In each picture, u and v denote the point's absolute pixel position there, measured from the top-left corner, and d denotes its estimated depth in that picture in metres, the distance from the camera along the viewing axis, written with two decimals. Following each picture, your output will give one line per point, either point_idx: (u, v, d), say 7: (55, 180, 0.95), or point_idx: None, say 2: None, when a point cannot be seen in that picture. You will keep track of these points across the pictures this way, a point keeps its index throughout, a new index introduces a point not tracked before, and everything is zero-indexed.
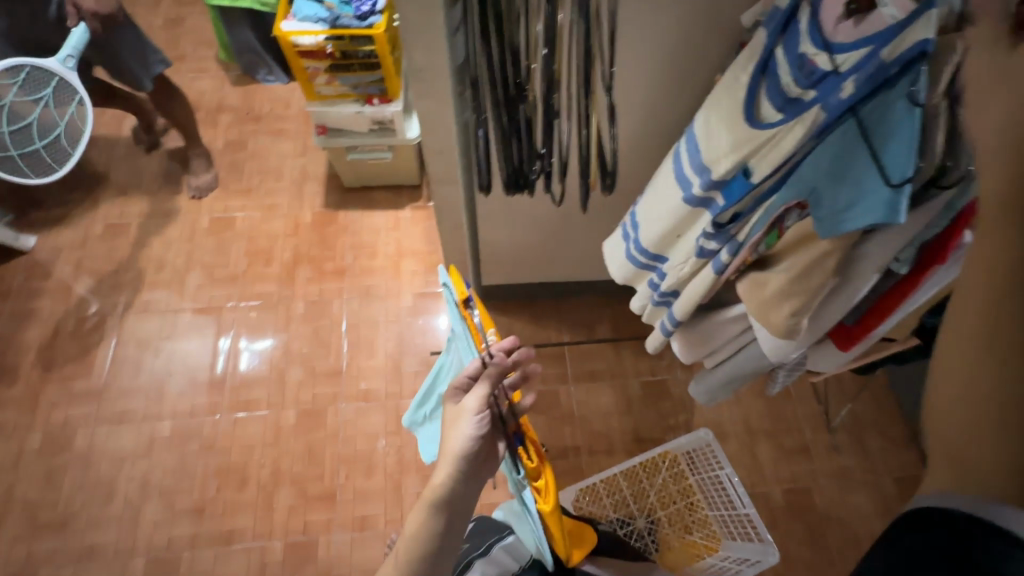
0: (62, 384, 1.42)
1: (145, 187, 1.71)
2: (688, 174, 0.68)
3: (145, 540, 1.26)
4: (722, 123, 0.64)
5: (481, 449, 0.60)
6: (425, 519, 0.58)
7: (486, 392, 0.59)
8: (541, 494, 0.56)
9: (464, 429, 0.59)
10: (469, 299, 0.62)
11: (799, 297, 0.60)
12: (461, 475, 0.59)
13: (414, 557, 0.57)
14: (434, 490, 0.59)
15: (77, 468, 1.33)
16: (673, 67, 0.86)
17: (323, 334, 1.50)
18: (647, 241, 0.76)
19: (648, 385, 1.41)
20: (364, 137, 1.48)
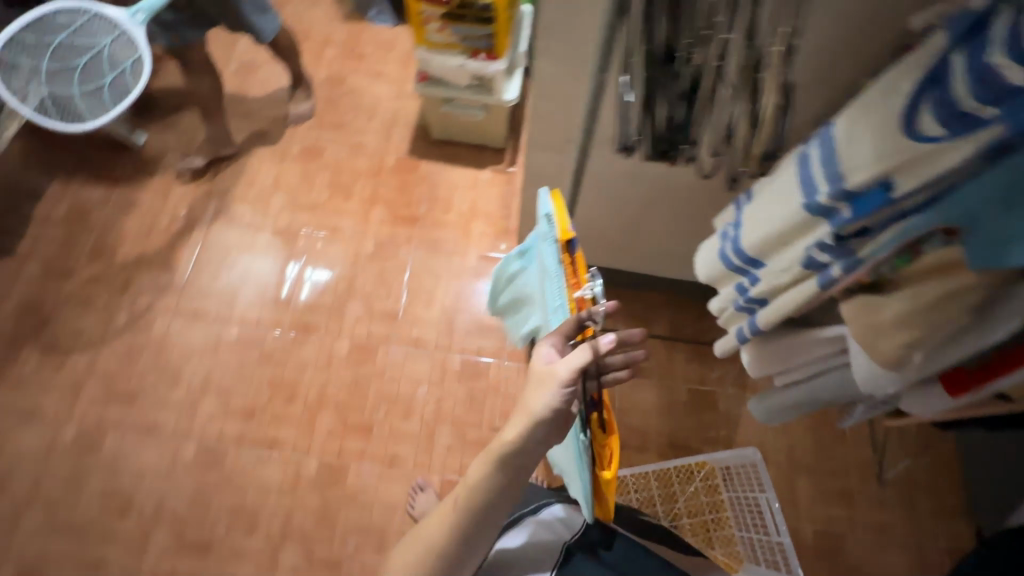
0: (149, 273, 1.53)
1: (248, 105, 1.79)
2: (816, 181, 0.64)
3: (199, 429, 1.36)
4: (870, 132, 0.59)
5: (558, 419, 0.59)
6: (489, 471, 0.60)
7: (582, 362, 0.57)
8: (603, 461, 0.62)
9: (547, 396, 0.58)
10: (571, 243, 0.67)
11: (919, 329, 0.56)
12: (533, 440, 0.59)
13: (475, 500, 0.60)
14: (502, 447, 0.60)
15: (151, 351, 1.44)
16: (828, 53, 0.79)
17: (386, 276, 1.55)
18: (745, 244, 0.73)
19: (695, 393, 1.37)
20: (461, 91, 1.48)
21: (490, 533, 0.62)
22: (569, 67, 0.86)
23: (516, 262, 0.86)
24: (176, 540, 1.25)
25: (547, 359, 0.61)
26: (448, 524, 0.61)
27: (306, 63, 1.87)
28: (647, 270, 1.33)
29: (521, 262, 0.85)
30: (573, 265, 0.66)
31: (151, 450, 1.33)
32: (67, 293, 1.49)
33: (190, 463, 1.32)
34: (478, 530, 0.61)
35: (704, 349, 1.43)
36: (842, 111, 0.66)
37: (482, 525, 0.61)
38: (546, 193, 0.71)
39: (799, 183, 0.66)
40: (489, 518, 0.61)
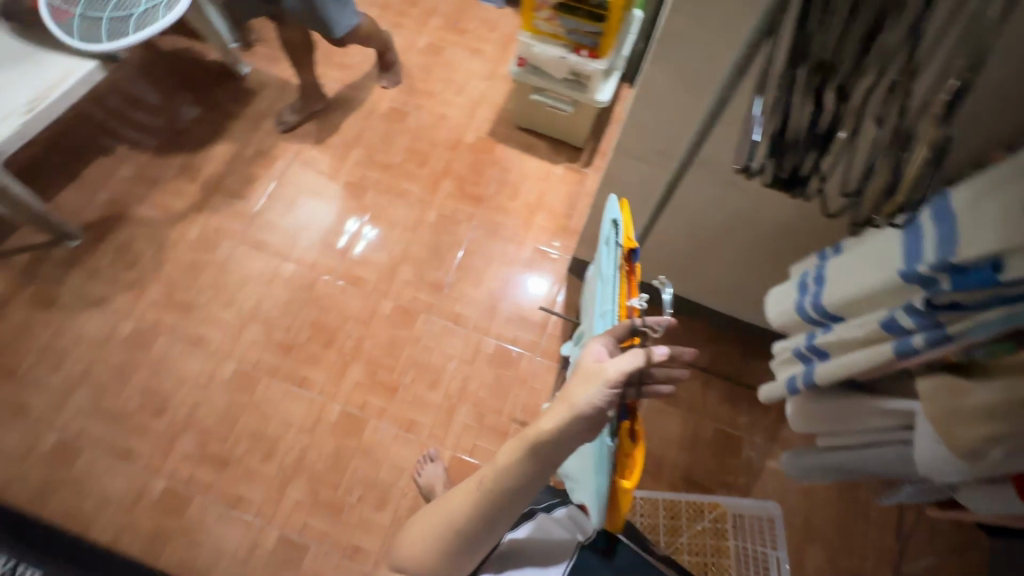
0: (225, 197, 1.61)
1: (347, 58, 1.85)
2: (923, 245, 0.60)
3: (240, 352, 1.43)
4: (993, 205, 0.55)
5: (599, 418, 0.56)
6: (522, 455, 0.59)
7: (631, 366, 0.55)
8: (626, 471, 0.63)
9: (593, 393, 0.55)
10: (633, 252, 0.70)
11: (1006, 422, 0.52)
12: (570, 433, 0.57)
13: (505, 482, 0.61)
14: (538, 435, 0.58)
15: (212, 270, 1.52)
16: (985, 102, 0.72)
17: (441, 248, 1.58)
18: (829, 298, 0.72)
19: (722, 433, 1.34)
20: (555, 83, 1.48)
21: (512, 514, 0.63)
22: (692, 76, 0.80)
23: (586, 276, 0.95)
24: (198, 449, 1.32)
25: (597, 357, 0.59)
26: (472, 499, 0.63)
27: (409, 28, 1.91)
28: (705, 295, 1.31)
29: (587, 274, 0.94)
30: (630, 274, 0.70)
31: (195, 361, 1.41)
32: (150, 200, 1.59)
33: (225, 381, 1.40)
34: (499, 510, 0.62)
35: (741, 392, 1.38)
36: (965, 180, 0.62)
37: (503, 506, 0.62)
38: (614, 201, 0.75)
39: (906, 246, 0.63)
40: (513, 501, 0.61)
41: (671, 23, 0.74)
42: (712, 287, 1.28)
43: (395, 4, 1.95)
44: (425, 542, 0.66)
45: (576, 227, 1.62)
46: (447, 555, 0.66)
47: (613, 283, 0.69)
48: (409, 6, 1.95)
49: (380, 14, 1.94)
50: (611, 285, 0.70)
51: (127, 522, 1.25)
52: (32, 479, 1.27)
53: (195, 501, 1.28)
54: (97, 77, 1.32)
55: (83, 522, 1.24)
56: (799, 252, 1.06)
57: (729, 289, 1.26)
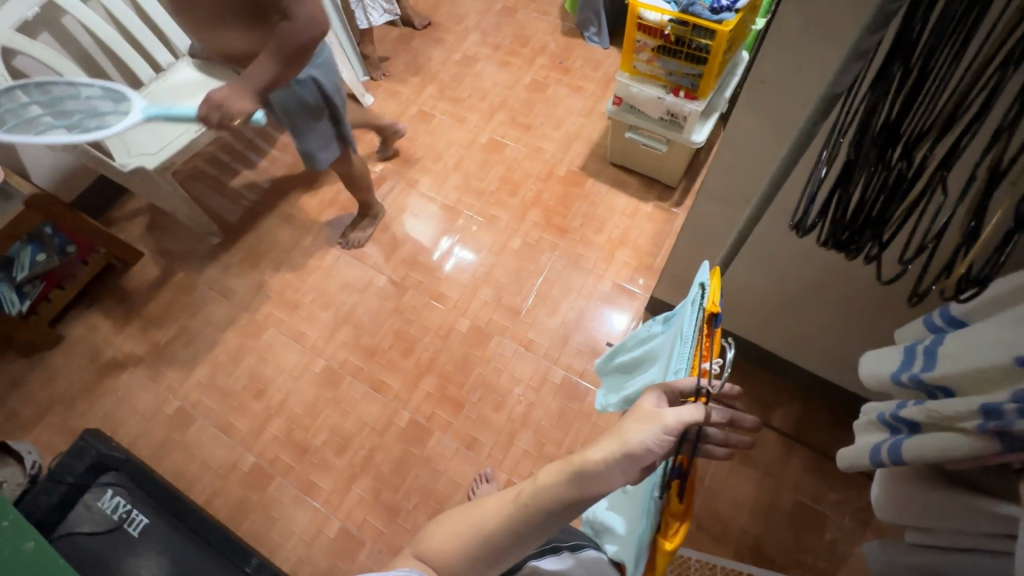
0: (338, 211, 1.81)
1: (457, 92, 2.00)
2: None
3: (331, 351, 1.57)
4: None
5: (648, 461, 0.55)
6: (564, 478, 0.59)
7: (691, 419, 0.53)
8: (669, 530, 0.60)
9: (645, 434, 0.54)
10: (714, 318, 0.61)
11: None
12: (615, 470, 0.56)
13: (542, 500, 0.60)
14: (583, 461, 0.57)
15: (318, 275, 1.70)
16: None
17: (522, 275, 1.62)
18: (920, 370, 0.61)
19: (802, 506, 1.21)
20: (651, 123, 1.49)
21: (544, 537, 0.62)
22: (775, 121, 0.78)
23: (655, 326, 0.89)
24: (285, 434, 1.47)
25: (655, 404, 0.57)
26: (507, 510, 0.62)
27: (518, 66, 2.03)
28: (792, 352, 1.23)
29: (659, 326, 0.88)
30: (710, 340, 0.63)
31: (293, 354, 1.58)
32: (277, 209, 1.82)
33: (315, 376, 1.54)
34: (531, 528, 0.61)
35: (829, 464, 1.25)
36: None
37: (536, 525, 0.60)
38: (707, 263, 0.67)
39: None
40: (547, 520, 0.60)
41: (759, 71, 0.73)
42: (798, 341, 1.19)
43: (506, 45, 2.09)
44: (455, 539, 0.65)
45: (660, 266, 1.59)
46: (471, 560, 0.64)
47: (692, 348, 0.65)
48: (519, 46, 2.08)
49: (492, 53, 2.08)
50: (689, 351, 0.65)
51: (220, 489, 1.41)
52: (156, 437, 1.49)
53: (275, 481, 1.41)
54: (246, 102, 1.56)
55: (187, 481, 1.43)
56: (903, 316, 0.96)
57: (820, 347, 1.16)
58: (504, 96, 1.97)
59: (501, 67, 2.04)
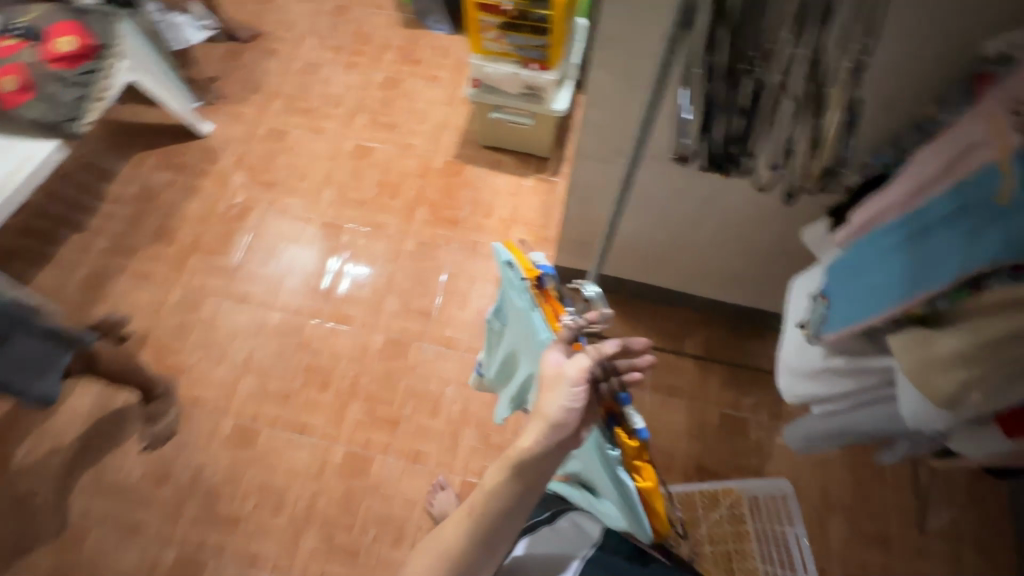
0: (205, 256, 1.62)
1: (307, 103, 1.87)
2: (887, 260, 0.66)
3: (237, 408, 1.42)
4: (857, 265, 0.70)
5: (572, 421, 0.60)
6: (506, 476, 0.62)
7: (589, 363, 0.59)
8: (642, 472, 0.63)
9: (561, 396, 0.59)
10: (540, 280, 0.70)
11: (920, 385, 0.62)
12: (549, 445, 0.60)
13: (492, 506, 0.62)
14: (518, 452, 0.61)
15: (200, 329, 1.52)
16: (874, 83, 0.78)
17: (424, 276, 1.58)
18: (788, 309, 0.89)
19: (728, 417, 1.33)
20: (512, 99, 1.52)
21: (506, 538, 0.64)
22: (630, 74, 0.84)
23: (494, 327, 0.94)
24: (206, 512, 1.31)
25: (556, 362, 0.61)
26: (461, 529, 0.62)
27: (365, 66, 1.95)
28: (686, 285, 1.35)
29: (495, 324, 0.93)
30: (549, 303, 0.70)
31: (192, 422, 1.40)
32: (129, 268, 1.60)
33: (225, 439, 1.38)
34: (492, 536, 0.62)
35: (740, 374, 1.38)
36: (865, 210, 0.74)
37: (496, 529, 0.62)
38: (499, 244, 0.74)
39: (879, 256, 0.67)
40: (507, 522, 0.63)
41: (608, 26, 0.77)
42: (691, 272, 1.30)
43: (347, 45, 1.99)
44: None
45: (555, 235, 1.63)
46: None
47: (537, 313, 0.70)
48: (361, 44, 1.99)
49: (333, 56, 1.97)
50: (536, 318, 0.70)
51: None
52: (42, 567, 1.25)
53: (209, 567, 1.25)
54: (60, 155, 1.40)
55: None
56: (773, 223, 1.08)
57: (709, 274, 1.28)
58: (359, 98, 1.88)
59: (347, 69, 1.94)
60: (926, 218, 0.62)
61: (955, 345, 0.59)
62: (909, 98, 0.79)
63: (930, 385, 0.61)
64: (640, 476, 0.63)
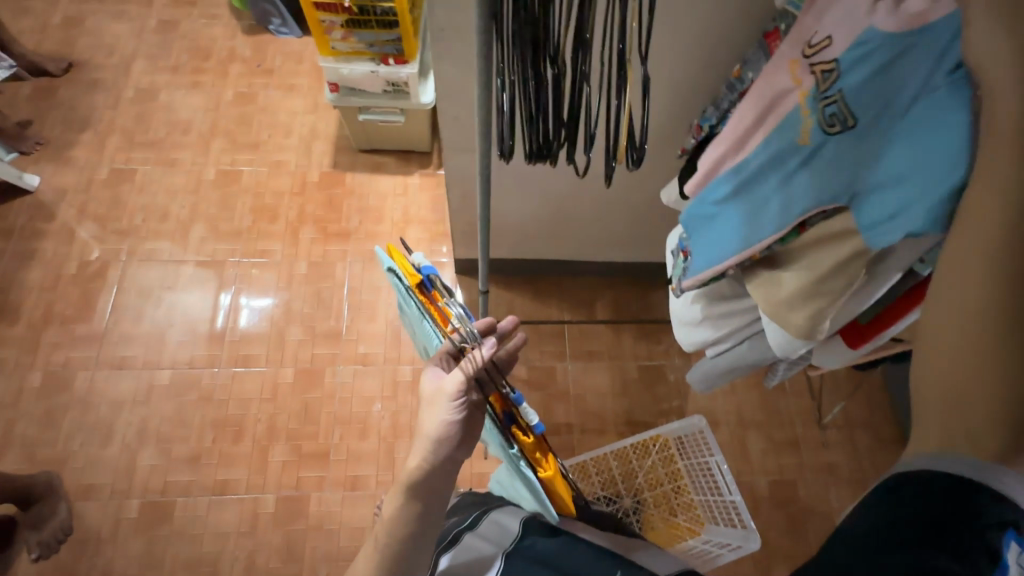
0: (64, 327, 1.42)
1: (150, 134, 1.68)
2: (722, 211, 0.73)
3: (142, 484, 1.28)
4: (704, 217, 0.76)
5: (455, 433, 0.63)
6: (401, 501, 0.63)
7: (463, 376, 0.61)
8: (542, 461, 0.65)
9: (440, 413, 0.62)
10: (424, 284, 0.62)
11: (779, 320, 0.70)
12: (436, 460, 0.64)
13: (395, 533, 0.63)
14: (408, 474, 0.64)
15: (76, 408, 1.34)
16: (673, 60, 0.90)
17: (325, 296, 1.50)
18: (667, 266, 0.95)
19: (645, 368, 1.41)
20: (377, 98, 1.47)
21: (419, 564, 0.64)
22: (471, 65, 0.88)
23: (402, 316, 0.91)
24: None
25: (435, 380, 0.65)
26: (371, 564, 0.63)
27: (211, 84, 1.78)
28: (583, 253, 1.40)
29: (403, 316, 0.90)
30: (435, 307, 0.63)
31: (90, 513, 1.25)
32: None
33: (135, 521, 1.25)
34: (402, 565, 0.63)
35: (649, 326, 1.46)
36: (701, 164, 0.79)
37: (405, 557, 0.63)
38: (376, 246, 0.62)
39: (720, 208, 0.73)
40: (415, 548, 0.63)
41: (438, 19, 0.82)
42: (585, 241, 1.35)
43: (185, 64, 1.80)
44: None
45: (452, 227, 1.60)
46: None
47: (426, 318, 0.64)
48: (201, 60, 1.81)
49: (171, 78, 1.78)
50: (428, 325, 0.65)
51: None
52: None
53: None
54: None
55: None
56: (644, 182, 1.15)
57: (601, 240, 1.34)
58: (212, 120, 1.72)
59: (191, 90, 1.76)
60: (749, 169, 0.68)
61: (799, 285, 0.66)
62: (707, 69, 0.91)
63: (787, 319, 0.69)
64: (543, 466, 0.65)
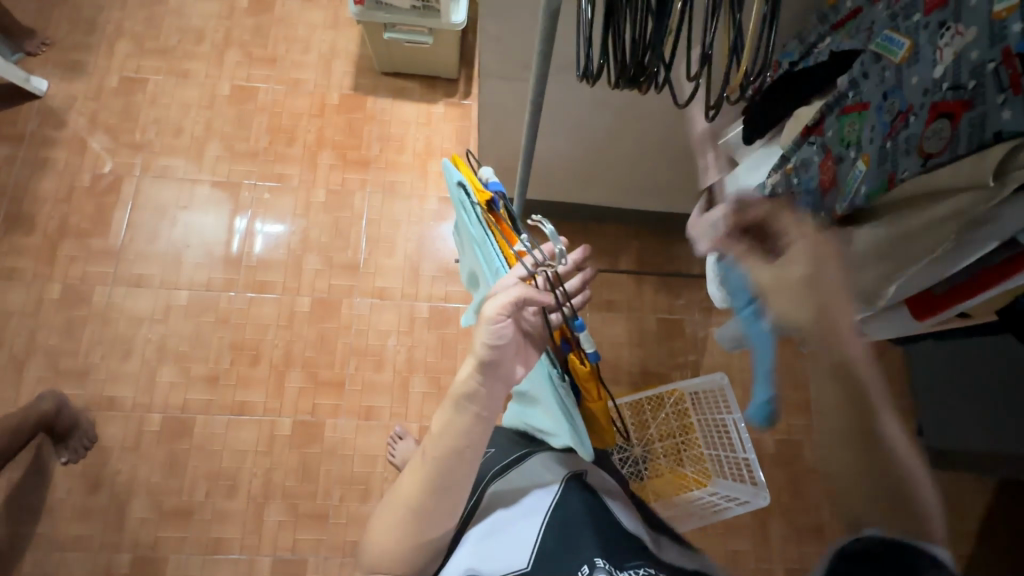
0: (79, 240, 1.41)
1: (161, 41, 1.58)
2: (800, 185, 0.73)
3: (161, 400, 1.31)
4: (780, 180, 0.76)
5: (500, 354, 0.61)
6: (451, 413, 0.62)
7: (506, 300, 0.58)
8: (591, 391, 0.71)
9: (482, 334, 0.59)
10: (492, 202, 0.69)
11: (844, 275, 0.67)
12: (484, 376, 0.61)
13: (444, 444, 0.62)
14: (456, 388, 0.62)
15: (95, 322, 1.35)
16: None
17: (342, 226, 1.46)
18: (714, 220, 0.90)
19: (665, 322, 1.39)
20: (403, 14, 1.37)
21: (467, 476, 0.64)
22: None
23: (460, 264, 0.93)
24: (155, 509, 1.24)
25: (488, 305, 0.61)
26: (421, 474, 0.63)
27: None
28: (614, 202, 1.34)
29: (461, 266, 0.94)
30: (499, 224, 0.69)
31: (113, 424, 1.29)
32: None
33: (156, 434, 1.29)
34: (451, 474, 0.63)
35: (673, 279, 1.42)
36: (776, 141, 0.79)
37: (453, 467, 0.62)
38: (449, 162, 0.71)
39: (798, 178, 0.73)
40: (461, 458, 0.62)
41: None
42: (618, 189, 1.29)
43: None
44: (392, 533, 0.63)
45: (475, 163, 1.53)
46: (411, 536, 0.63)
47: (493, 241, 0.68)
48: None
49: None
50: (490, 244, 0.68)
51: None
52: None
53: (171, 561, 1.21)
54: None
55: None
56: (687, 127, 1.08)
57: (635, 187, 1.28)
58: (225, 29, 1.61)
59: None
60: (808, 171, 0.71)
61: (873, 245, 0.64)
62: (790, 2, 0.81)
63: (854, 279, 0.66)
64: (591, 396, 0.71)
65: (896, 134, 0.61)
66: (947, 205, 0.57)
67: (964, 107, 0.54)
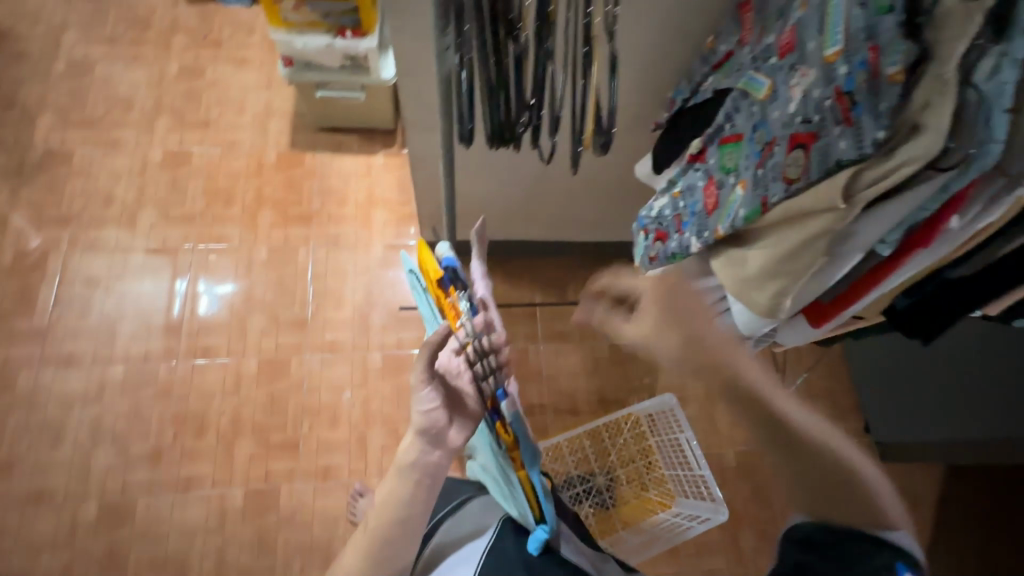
0: (1, 322, 1.33)
1: (87, 112, 1.56)
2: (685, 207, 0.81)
3: (98, 485, 1.22)
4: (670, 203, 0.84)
5: (437, 426, 0.61)
6: (395, 483, 0.63)
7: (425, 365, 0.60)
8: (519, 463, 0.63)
9: (417, 406, 0.61)
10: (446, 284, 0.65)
11: (737, 291, 0.72)
12: (424, 449, 0.62)
13: (385, 516, 0.62)
14: (400, 460, 0.63)
15: (21, 408, 1.27)
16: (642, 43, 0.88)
17: (287, 282, 1.44)
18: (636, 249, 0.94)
19: (617, 348, 1.42)
20: (333, 74, 1.42)
21: (410, 546, 0.64)
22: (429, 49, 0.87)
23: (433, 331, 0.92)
24: None
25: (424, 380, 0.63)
26: (362, 547, 0.63)
27: (155, 57, 1.65)
28: (556, 237, 1.38)
29: None
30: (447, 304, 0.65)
31: (44, 517, 1.19)
32: None
33: (92, 523, 1.20)
34: (395, 546, 0.62)
35: None
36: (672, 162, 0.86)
37: (395, 539, 0.62)
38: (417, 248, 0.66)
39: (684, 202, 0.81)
40: (402, 529, 0.62)
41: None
42: (556, 224, 1.34)
43: (123, 34, 1.67)
44: None
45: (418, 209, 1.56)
46: None
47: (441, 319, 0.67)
48: (141, 31, 1.68)
49: (109, 51, 1.65)
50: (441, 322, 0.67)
51: None
52: None
53: None
54: None
55: None
56: (612, 163, 1.14)
57: (572, 221, 1.32)
58: (156, 96, 1.60)
59: (130, 64, 1.64)
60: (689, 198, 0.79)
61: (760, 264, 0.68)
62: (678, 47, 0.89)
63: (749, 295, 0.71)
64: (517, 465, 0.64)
65: (765, 163, 0.66)
66: (813, 225, 0.62)
67: (811, 138, 0.61)
